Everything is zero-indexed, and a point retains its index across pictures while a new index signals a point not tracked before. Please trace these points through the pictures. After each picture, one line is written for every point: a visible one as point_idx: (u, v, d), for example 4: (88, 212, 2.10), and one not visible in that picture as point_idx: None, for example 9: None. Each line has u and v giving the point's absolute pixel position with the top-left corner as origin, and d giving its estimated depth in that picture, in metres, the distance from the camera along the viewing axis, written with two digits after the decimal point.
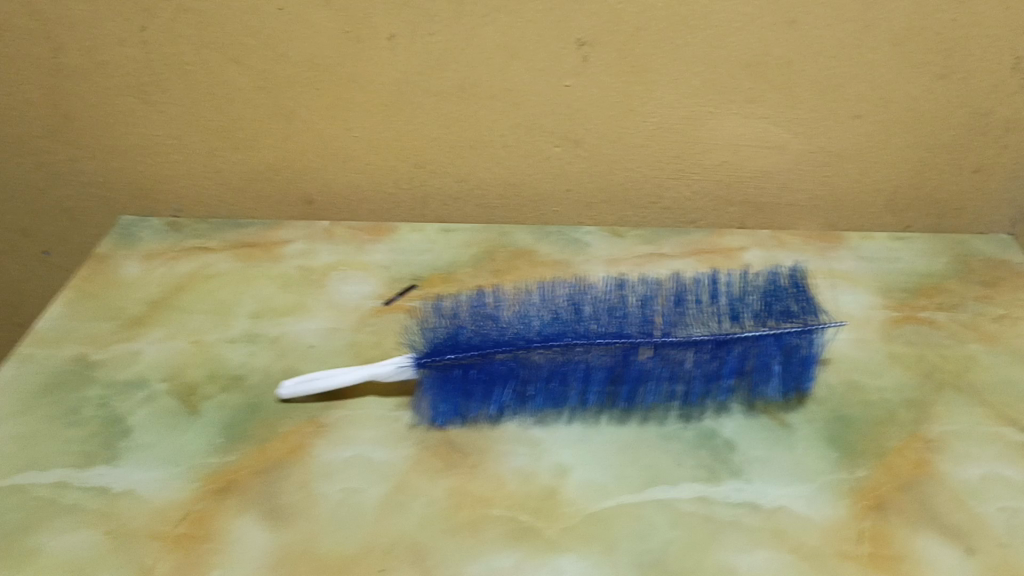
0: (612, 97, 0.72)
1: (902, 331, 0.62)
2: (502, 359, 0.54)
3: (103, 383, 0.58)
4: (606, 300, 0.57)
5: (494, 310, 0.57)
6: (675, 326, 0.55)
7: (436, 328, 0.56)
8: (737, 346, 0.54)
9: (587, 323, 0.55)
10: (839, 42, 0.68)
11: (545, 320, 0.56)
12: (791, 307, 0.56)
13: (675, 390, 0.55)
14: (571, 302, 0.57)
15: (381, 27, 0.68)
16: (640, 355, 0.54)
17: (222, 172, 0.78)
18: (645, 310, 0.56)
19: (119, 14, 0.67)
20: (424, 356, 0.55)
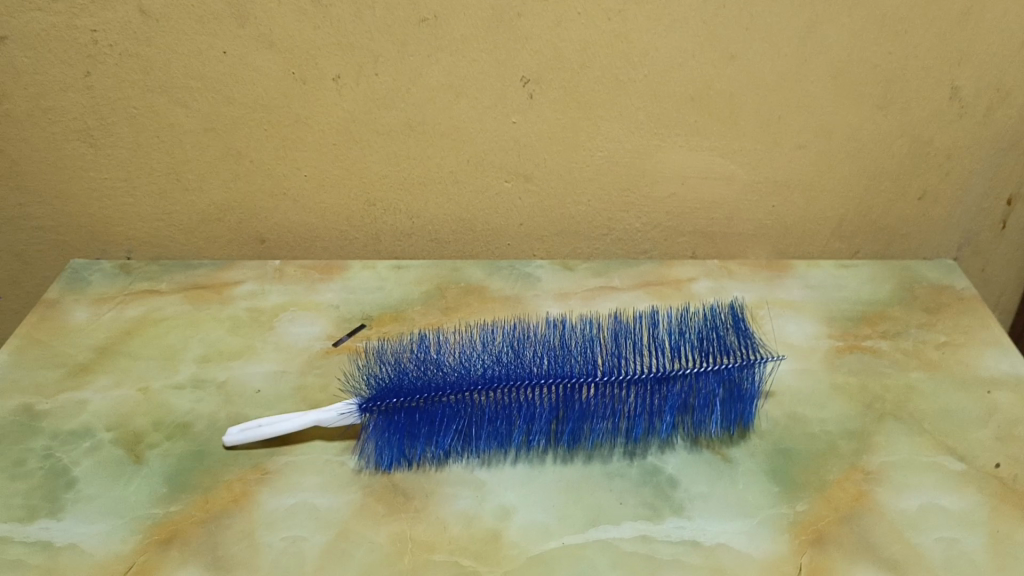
0: (559, 132, 0.73)
1: (845, 361, 0.64)
2: (444, 402, 0.54)
3: (47, 434, 0.58)
4: (549, 340, 0.58)
5: (436, 352, 0.57)
6: (617, 363, 0.55)
7: (379, 373, 0.56)
8: (678, 383, 0.54)
9: (529, 363, 0.55)
10: (779, 75, 0.70)
11: (487, 362, 0.56)
12: (733, 342, 0.57)
13: (619, 428, 0.55)
14: (513, 343, 0.57)
15: (327, 68, 0.68)
16: (582, 394, 0.54)
17: (174, 214, 0.78)
18: (587, 349, 0.57)
19: (63, 60, 0.67)
20: (366, 401, 0.54)
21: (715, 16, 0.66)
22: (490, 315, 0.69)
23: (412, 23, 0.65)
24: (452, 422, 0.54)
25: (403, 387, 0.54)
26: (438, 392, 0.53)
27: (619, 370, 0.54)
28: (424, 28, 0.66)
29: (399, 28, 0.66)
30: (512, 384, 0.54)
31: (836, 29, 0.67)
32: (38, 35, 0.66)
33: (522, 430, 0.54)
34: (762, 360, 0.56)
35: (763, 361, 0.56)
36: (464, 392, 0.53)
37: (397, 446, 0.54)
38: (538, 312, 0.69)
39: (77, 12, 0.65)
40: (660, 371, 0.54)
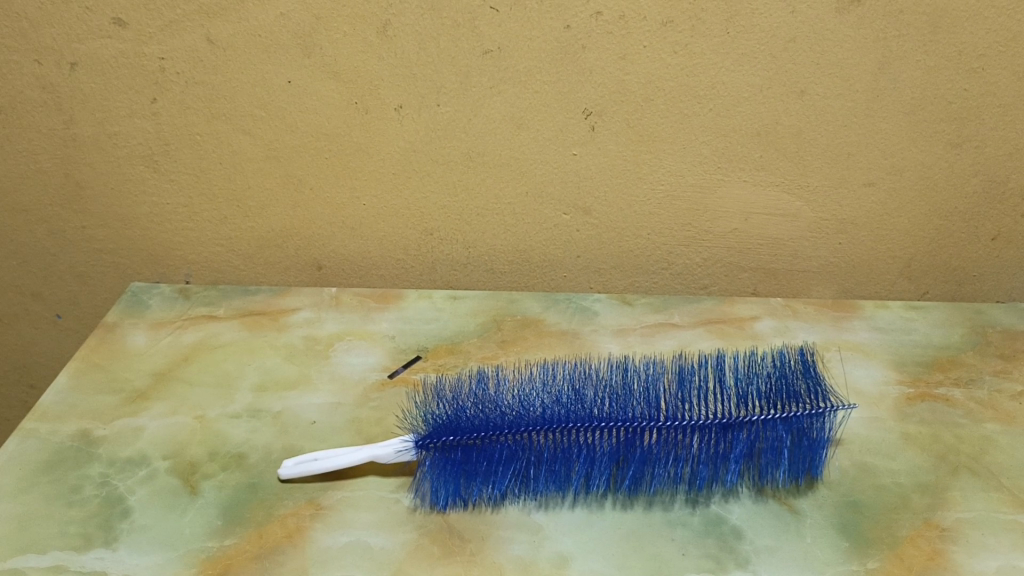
0: (621, 165, 0.72)
1: (917, 410, 0.61)
2: (502, 442, 0.53)
3: (104, 460, 0.58)
4: (609, 382, 0.57)
5: (494, 391, 0.57)
6: (680, 408, 0.54)
7: (436, 410, 0.56)
8: (745, 430, 0.53)
9: (590, 405, 0.54)
10: (848, 111, 0.68)
11: (546, 402, 0.55)
12: (801, 389, 0.55)
13: (682, 475, 0.54)
14: (573, 384, 0.56)
15: (389, 99, 0.68)
16: (644, 438, 0.53)
17: (233, 240, 0.78)
18: (649, 392, 0.55)
19: (131, 87, 0.69)
20: (423, 438, 0.53)
21: (784, 51, 0.65)
22: (546, 350, 0.68)
23: (476, 54, 0.65)
24: (510, 464, 0.53)
25: (460, 426, 0.53)
26: (496, 432, 0.53)
27: (682, 416, 0.53)
28: (487, 59, 0.66)
29: (463, 59, 0.66)
30: (573, 427, 0.53)
31: (910, 65, 0.65)
32: (108, 62, 0.67)
33: (582, 474, 0.53)
34: (832, 409, 0.54)
35: (833, 409, 0.54)
36: (523, 432, 0.52)
37: (452, 486, 0.53)
38: (596, 348, 0.68)
39: (146, 39, 0.66)
40: (726, 418, 0.52)
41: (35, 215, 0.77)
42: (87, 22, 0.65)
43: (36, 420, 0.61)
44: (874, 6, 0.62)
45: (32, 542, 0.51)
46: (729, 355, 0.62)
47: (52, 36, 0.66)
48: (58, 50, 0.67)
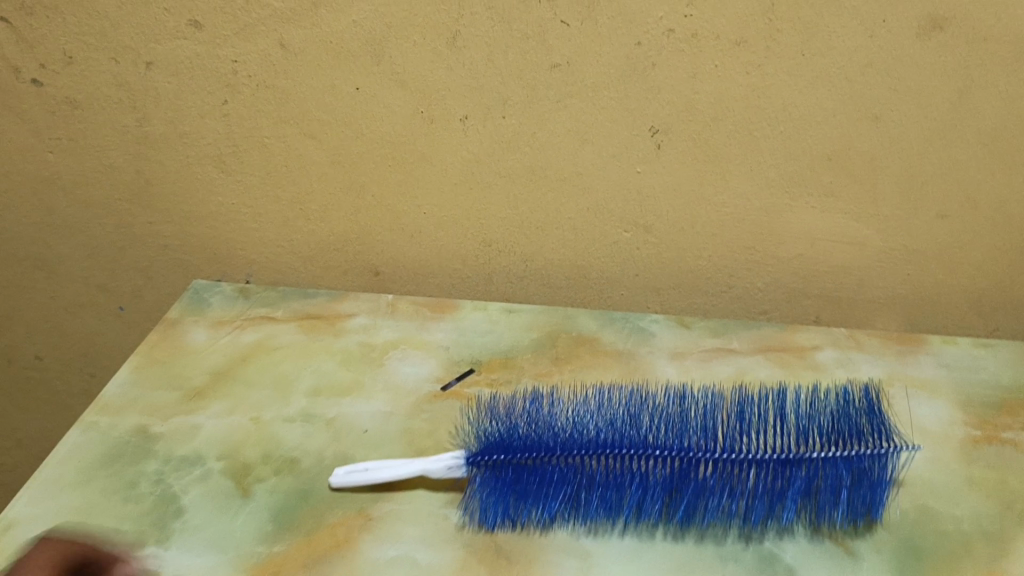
0: (685, 184, 0.71)
1: (984, 453, 0.59)
2: (552, 465, 0.53)
3: (161, 457, 0.59)
4: (663, 412, 0.57)
5: (548, 414, 0.57)
6: (737, 440, 0.53)
7: (490, 432, 0.56)
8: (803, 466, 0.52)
9: (643, 433, 0.55)
10: (924, 141, 0.66)
11: (599, 428, 0.55)
12: (863, 428, 0.54)
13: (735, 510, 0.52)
14: (626, 412, 0.57)
15: (455, 108, 0.69)
16: (698, 469, 0.53)
17: (294, 241, 0.79)
18: (705, 424, 0.55)
19: (203, 89, 0.70)
20: (474, 455, 0.54)
21: (861, 75, 0.64)
22: (601, 370, 0.67)
23: (544, 68, 0.65)
24: (561, 487, 0.53)
25: (513, 448, 0.54)
26: (548, 454, 0.53)
27: (737, 449, 0.53)
28: (555, 73, 0.66)
29: (532, 72, 0.66)
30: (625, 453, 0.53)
31: (990, 94, 0.64)
32: (182, 62, 0.69)
33: (634, 502, 0.53)
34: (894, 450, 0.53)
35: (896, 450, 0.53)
36: (575, 456, 0.53)
37: (502, 506, 0.53)
38: (651, 371, 0.67)
39: (220, 42, 0.67)
40: (783, 453, 0.52)
41: (104, 209, 0.79)
42: (165, 23, 0.67)
43: (98, 413, 0.63)
44: (957, 32, 0.61)
45: (88, 536, 0.52)
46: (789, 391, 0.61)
47: (131, 36, 0.68)
48: (135, 50, 0.69)
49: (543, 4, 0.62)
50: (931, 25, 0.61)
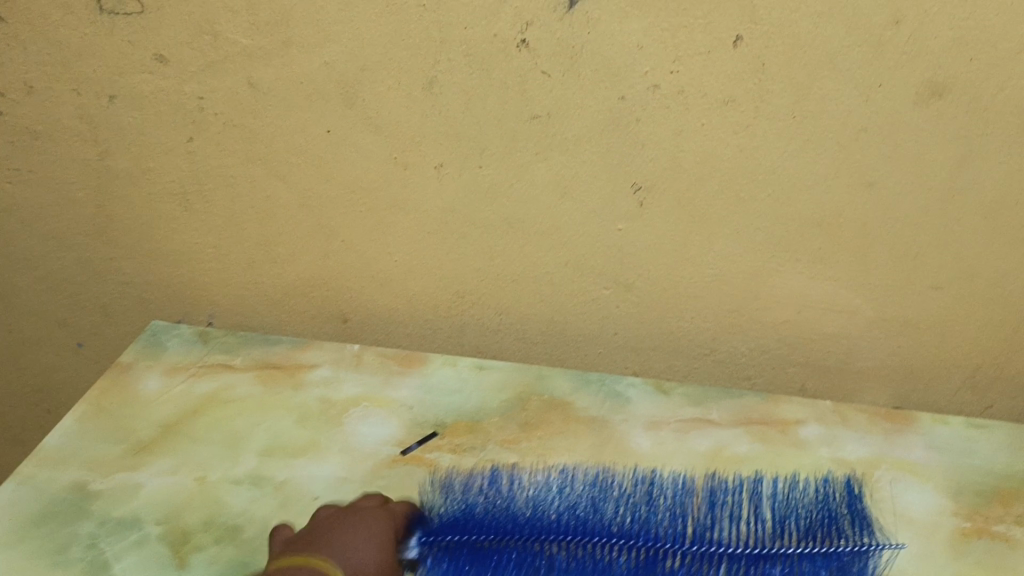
0: (667, 243, 0.67)
1: (973, 548, 0.55)
2: (509, 549, 0.49)
3: (96, 519, 0.55)
4: (627, 497, 0.54)
5: (509, 494, 0.54)
6: (706, 533, 0.51)
7: (446, 508, 0.52)
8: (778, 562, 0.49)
9: (607, 521, 0.51)
10: (919, 210, 0.63)
11: (560, 513, 0.52)
12: (841, 525, 0.52)
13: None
14: (592, 498, 0.54)
15: (430, 156, 0.66)
16: (664, 562, 0.49)
17: (260, 285, 0.75)
18: (672, 516, 0.52)
19: (169, 125, 0.68)
20: (424, 535, 0.50)
21: (854, 140, 0.61)
22: (571, 438, 0.64)
23: (524, 118, 0.63)
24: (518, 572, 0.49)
25: (470, 531, 0.50)
26: (506, 537, 0.50)
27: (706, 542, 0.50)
28: (535, 124, 0.63)
29: (510, 122, 0.63)
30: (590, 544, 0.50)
31: (989, 166, 0.61)
32: (148, 96, 0.66)
33: None
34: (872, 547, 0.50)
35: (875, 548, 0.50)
36: (536, 542, 0.50)
37: None
38: (625, 442, 0.63)
39: (187, 78, 0.65)
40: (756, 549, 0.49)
41: (63, 243, 0.75)
42: (130, 56, 0.65)
43: (35, 465, 0.59)
44: (956, 100, 0.58)
45: None
46: (767, 480, 0.58)
47: (94, 68, 0.66)
48: (99, 82, 0.66)
49: (524, 53, 0.60)
50: (928, 92, 0.58)
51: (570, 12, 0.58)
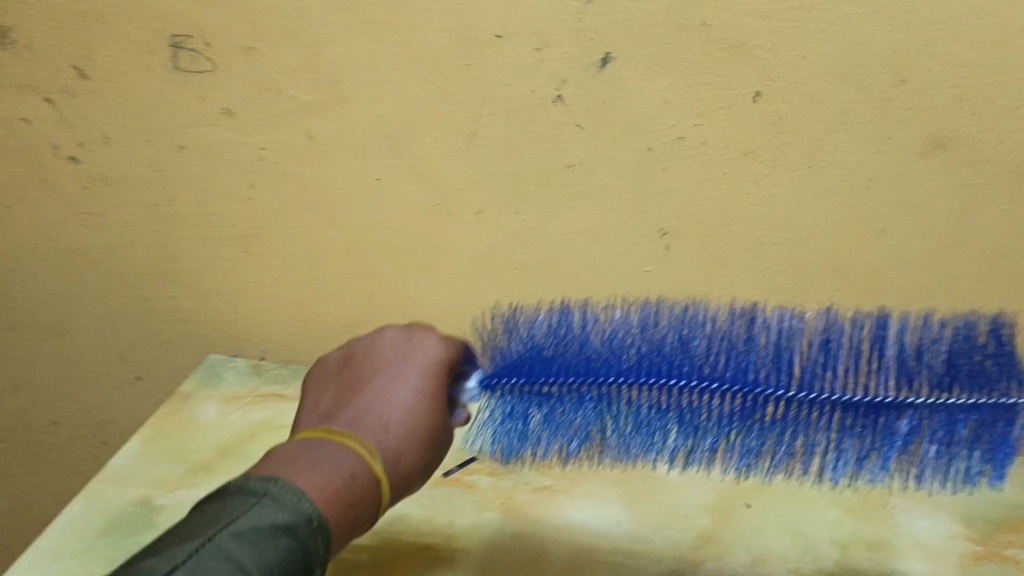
0: (691, 285, 0.72)
1: (985, 570, 0.57)
2: (585, 396, 0.54)
3: (161, 528, 0.60)
4: (736, 341, 0.53)
5: (583, 332, 0.55)
6: (818, 376, 0.51)
7: (507, 349, 0.55)
8: (901, 414, 0.50)
9: (703, 362, 0.53)
10: (929, 254, 0.67)
11: (649, 358, 0.53)
12: (991, 377, 0.49)
13: (811, 445, 0.52)
14: (681, 339, 0.53)
15: (470, 202, 0.71)
16: (764, 407, 0.51)
17: (309, 322, 0.81)
18: (793, 352, 0.52)
19: (232, 172, 0.74)
20: (489, 377, 0.55)
21: (866, 189, 0.65)
22: None
23: (557, 168, 0.68)
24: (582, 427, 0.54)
25: (530, 398, 0.55)
26: (583, 382, 0.54)
27: (820, 384, 0.51)
28: (568, 173, 0.68)
29: (546, 172, 0.69)
30: (641, 437, 0.54)
31: (993, 214, 0.65)
32: (213, 147, 0.73)
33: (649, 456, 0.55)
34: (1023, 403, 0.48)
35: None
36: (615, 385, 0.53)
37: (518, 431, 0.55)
38: (651, 470, 0.67)
39: (251, 130, 0.71)
40: (878, 397, 0.50)
41: (128, 282, 0.81)
42: (200, 110, 0.71)
43: (105, 481, 0.64)
44: (960, 152, 0.63)
45: None
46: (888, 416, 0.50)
47: (167, 121, 0.72)
48: (170, 134, 0.73)
49: (560, 108, 0.66)
50: (932, 145, 0.63)
51: (602, 71, 0.63)
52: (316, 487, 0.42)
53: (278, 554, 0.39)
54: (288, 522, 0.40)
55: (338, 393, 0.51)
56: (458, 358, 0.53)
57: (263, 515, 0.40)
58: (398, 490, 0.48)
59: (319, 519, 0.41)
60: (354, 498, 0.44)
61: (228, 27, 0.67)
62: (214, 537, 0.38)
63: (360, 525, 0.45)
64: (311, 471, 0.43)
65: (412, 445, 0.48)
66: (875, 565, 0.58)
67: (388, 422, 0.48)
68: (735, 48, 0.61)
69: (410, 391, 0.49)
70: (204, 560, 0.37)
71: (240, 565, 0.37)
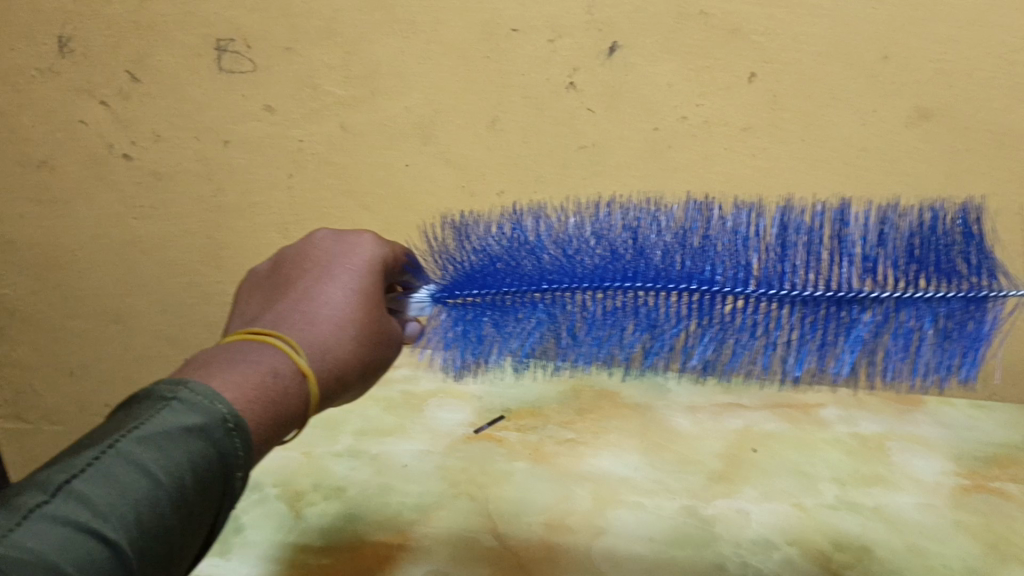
0: None
1: (972, 500, 0.64)
2: (537, 304, 0.53)
3: None
4: (692, 239, 0.50)
5: (538, 240, 0.53)
6: (778, 268, 0.48)
7: (461, 260, 0.55)
8: (867, 308, 0.46)
9: (659, 265, 0.50)
10: None
11: (603, 263, 0.51)
12: (958, 267, 0.45)
13: (770, 338, 0.48)
14: (637, 242, 0.51)
15: (493, 183, 0.78)
16: (719, 304, 0.49)
17: None
18: (752, 249, 0.49)
19: (273, 164, 0.80)
20: (442, 292, 0.55)
21: (858, 159, 0.71)
22: (619, 419, 0.74)
23: (572, 149, 0.75)
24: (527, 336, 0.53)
25: (478, 306, 0.54)
26: (535, 290, 0.53)
27: (779, 274, 0.48)
28: (582, 153, 0.75)
29: (562, 153, 0.75)
30: (594, 333, 0.52)
31: (977, 177, 0.70)
32: (256, 141, 0.79)
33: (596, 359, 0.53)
34: (996, 294, 0.44)
35: (996, 296, 0.44)
36: (567, 290, 0.52)
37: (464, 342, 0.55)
38: (667, 421, 0.74)
39: (290, 124, 0.78)
40: (841, 290, 0.46)
41: (179, 269, 0.89)
42: (243, 107, 0.78)
43: None
44: (941, 122, 0.68)
45: None
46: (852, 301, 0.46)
47: (212, 118, 0.79)
48: (216, 130, 0.79)
49: (573, 94, 0.72)
50: (918, 115, 0.68)
51: (611, 58, 0.70)
52: (234, 387, 0.37)
53: (190, 459, 0.34)
54: (200, 423, 0.35)
55: (265, 301, 0.48)
56: (388, 263, 0.51)
57: (171, 418, 0.34)
58: (330, 389, 0.44)
59: (236, 420, 0.36)
60: (277, 396, 0.39)
61: (269, 29, 0.73)
62: (117, 443, 0.32)
63: (286, 428, 0.41)
64: (228, 371, 0.39)
65: (342, 339, 0.44)
66: (873, 498, 0.64)
67: (315, 319, 0.45)
68: (731, 34, 0.67)
69: (339, 291, 0.47)
70: (107, 467, 0.31)
71: (148, 472, 0.32)
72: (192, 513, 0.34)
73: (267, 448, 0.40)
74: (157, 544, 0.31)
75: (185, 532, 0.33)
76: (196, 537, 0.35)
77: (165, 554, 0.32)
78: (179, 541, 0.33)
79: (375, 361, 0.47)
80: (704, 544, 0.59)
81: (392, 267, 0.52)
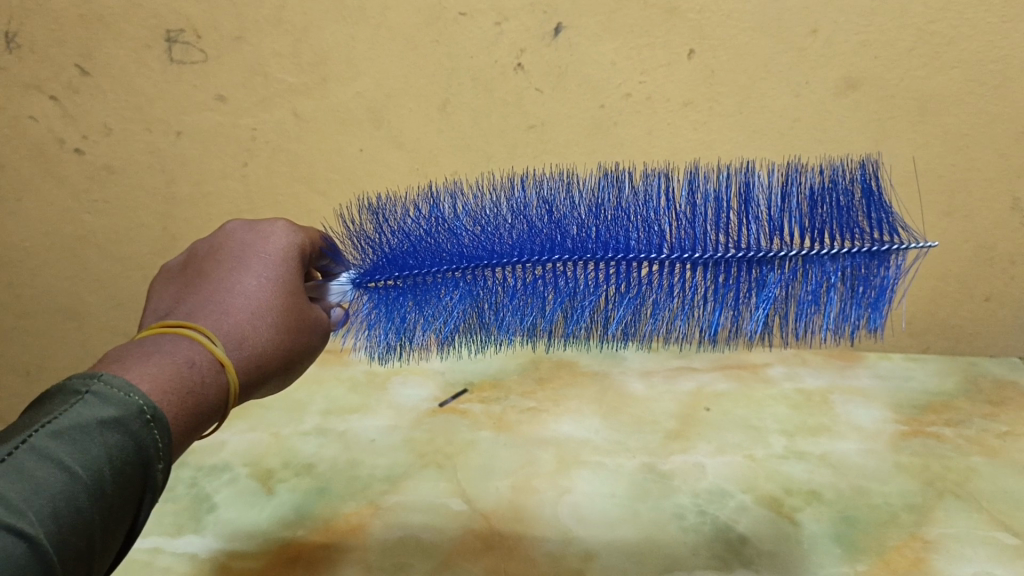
0: None
1: (910, 443, 0.68)
2: (455, 279, 0.49)
3: (194, 466, 0.68)
4: (607, 208, 0.47)
5: (453, 218, 0.50)
6: (688, 234, 0.46)
7: (376, 240, 0.51)
8: (776, 268, 0.45)
9: (576, 236, 0.47)
10: None
11: (519, 237, 0.48)
12: (860, 223, 0.44)
13: (688, 302, 0.47)
14: (551, 214, 0.48)
15: (445, 166, 0.81)
16: (634, 271, 0.47)
17: None
18: (663, 216, 0.46)
19: (226, 153, 0.81)
20: (361, 276, 0.51)
21: (791, 129, 0.75)
22: (577, 387, 0.77)
23: (522, 128, 0.78)
24: (450, 315, 0.49)
25: (397, 289, 0.50)
26: (452, 267, 0.49)
27: (690, 241, 0.46)
28: (532, 133, 0.78)
29: (511, 133, 0.78)
30: (516, 306, 0.49)
31: (902, 142, 0.75)
32: (209, 131, 0.80)
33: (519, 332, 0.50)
34: (899, 247, 0.43)
35: (899, 248, 0.43)
36: (487, 266, 0.49)
37: (386, 327, 0.50)
38: (623, 385, 0.77)
39: (242, 113, 0.79)
40: (750, 252, 0.45)
41: (135, 262, 0.90)
42: (194, 97, 0.78)
43: None
44: (868, 91, 0.72)
45: None
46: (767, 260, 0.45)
47: (163, 109, 0.79)
48: (168, 121, 0.80)
49: (520, 75, 0.74)
50: (846, 85, 0.72)
51: (555, 39, 0.72)
52: (149, 379, 0.34)
53: (107, 452, 0.31)
54: (115, 417, 0.32)
55: (179, 292, 0.44)
56: (306, 250, 0.48)
57: (85, 411, 0.32)
58: (252, 380, 0.41)
59: (153, 410, 0.33)
60: (195, 386, 0.36)
61: (216, 19, 0.73)
62: (30, 438, 0.30)
63: (205, 422, 0.37)
64: (143, 363, 0.35)
65: (260, 327, 0.41)
66: (820, 446, 0.68)
67: (231, 308, 0.42)
68: (668, 12, 0.70)
69: (254, 280, 0.43)
70: (20, 462, 0.29)
71: (63, 466, 0.30)
72: (111, 509, 0.31)
73: (186, 443, 0.37)
74: (75, 540, 0.29)
75: (102, 531, 0.31)
76: (116, 534, 0.32)
77: (85, 549, 0.30)
78: (99, 536, 0.31)
79: (298, 350, 0.44)
80: (663, 496, 0.62)
81: (308, 253, 0.49)
